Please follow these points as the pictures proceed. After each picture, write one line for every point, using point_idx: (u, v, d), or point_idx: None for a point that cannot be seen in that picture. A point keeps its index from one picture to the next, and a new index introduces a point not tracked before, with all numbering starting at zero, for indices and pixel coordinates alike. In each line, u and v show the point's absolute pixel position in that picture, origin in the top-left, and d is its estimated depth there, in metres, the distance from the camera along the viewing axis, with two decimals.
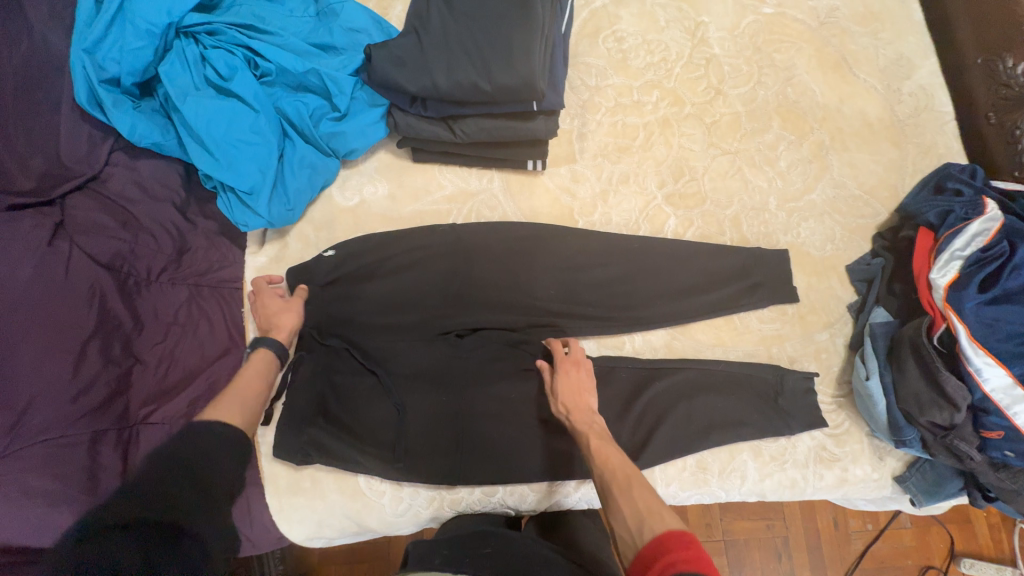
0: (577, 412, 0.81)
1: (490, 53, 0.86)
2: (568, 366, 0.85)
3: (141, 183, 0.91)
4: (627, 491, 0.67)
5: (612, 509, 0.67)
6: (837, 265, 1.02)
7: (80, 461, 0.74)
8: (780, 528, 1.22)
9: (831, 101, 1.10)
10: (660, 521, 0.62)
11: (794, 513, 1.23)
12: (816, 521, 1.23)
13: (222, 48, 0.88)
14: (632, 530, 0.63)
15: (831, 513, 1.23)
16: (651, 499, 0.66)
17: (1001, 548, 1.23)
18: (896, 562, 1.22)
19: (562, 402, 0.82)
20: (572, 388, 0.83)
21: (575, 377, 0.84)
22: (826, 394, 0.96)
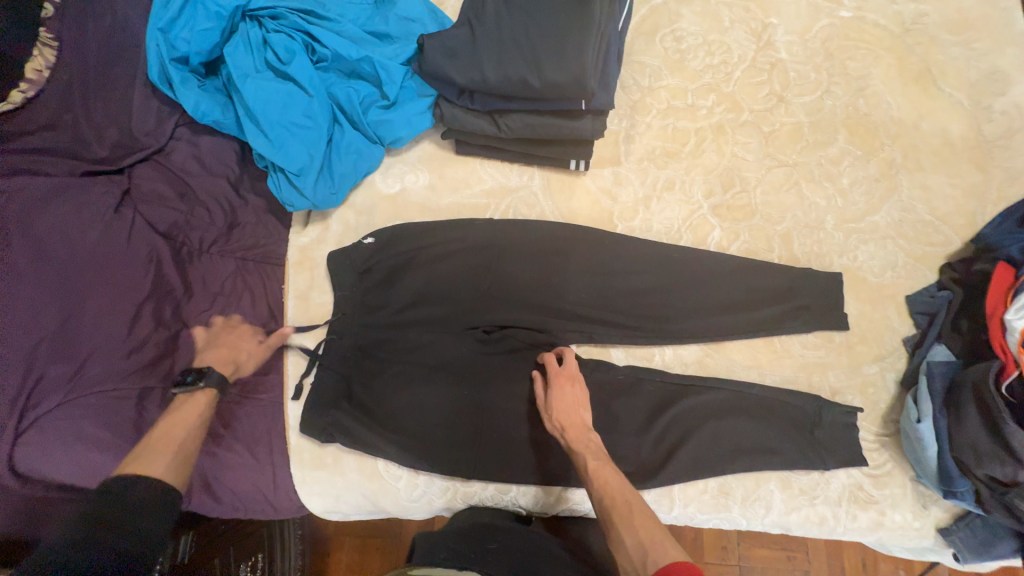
0: (572, 429, 0.79)
1: (543, 49, 0.84)
2: (562, 382, 0.83)
3: (201, 158, 0.95)
4: (628, 520, 0.68)
5: (616, 542, 0.67)
6: (895, 295, 0.95)
7: (128, 414, 0.80)
8: (802, 562, 1.16)
9: (909, 116, 1.01)
10: (662, 552, 0.63)
11: (819, 549, 1.16)
12: (842, 560, 1.16)
13: (283, 32, 0.91)
14: (634, 563, 0.64)
15: (859, 554, 1.16)
16: (654, 530, 0.66)
17: None
18: None
19: (556, 420, 0.80)
20: (566, 406, 0.81)
21: (570, 394, 0.82)
22: (870, 431, 0.90)
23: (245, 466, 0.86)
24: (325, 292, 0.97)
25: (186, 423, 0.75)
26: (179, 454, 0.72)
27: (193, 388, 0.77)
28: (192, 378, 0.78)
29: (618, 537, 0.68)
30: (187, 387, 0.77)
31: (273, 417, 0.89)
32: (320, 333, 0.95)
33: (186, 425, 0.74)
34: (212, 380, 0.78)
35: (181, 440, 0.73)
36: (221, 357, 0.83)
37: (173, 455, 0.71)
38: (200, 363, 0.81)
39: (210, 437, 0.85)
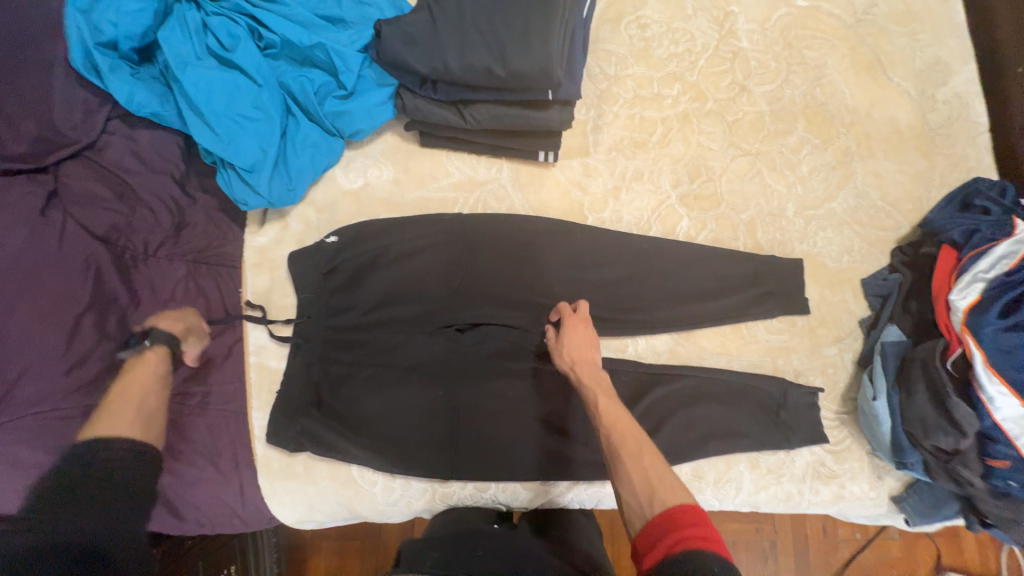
0: (582, 364, 0.79)
1: (507, 36, 0.81)
2: (576, 323, 0.83)
3: (140, 153, 0.88)
4: (638, 458, 0.66)
5: (622, 479, 0.66)
6: (852, 279, 0.99)
7: (71, 436, 0.73)
8: (769, 532, 1.22)
9: (862, 105, 1.05)
10: (671, 494, 0.62)
11: (784, 518, 1.23)
12: (805, 527, 1.23)
13: (224, 15, 0.84)
14: (641, 502, 0.63)
15: (820, 520, 1.23)
16: (663, 470, 0.65)
17: (987, 565, 1.22)
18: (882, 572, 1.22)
19: (568, 355, 0.80)
20: (578, 342, 0.81)
21: (583, 331, 0.82)
22: (830, 409, 0.94)
23: (209, 481, 0.82)
24: (287, 295, 0.92)
25: (138, 389, 0.71)
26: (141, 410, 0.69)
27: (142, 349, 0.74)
28: (137, 340, 0.75)
29: (625, 473, 0.66)
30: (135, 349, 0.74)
31: (236, 428, 0.84)
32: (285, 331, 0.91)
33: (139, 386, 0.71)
34: (160, 339, 0.75)
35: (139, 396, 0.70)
36: (169, 318, 0.78)
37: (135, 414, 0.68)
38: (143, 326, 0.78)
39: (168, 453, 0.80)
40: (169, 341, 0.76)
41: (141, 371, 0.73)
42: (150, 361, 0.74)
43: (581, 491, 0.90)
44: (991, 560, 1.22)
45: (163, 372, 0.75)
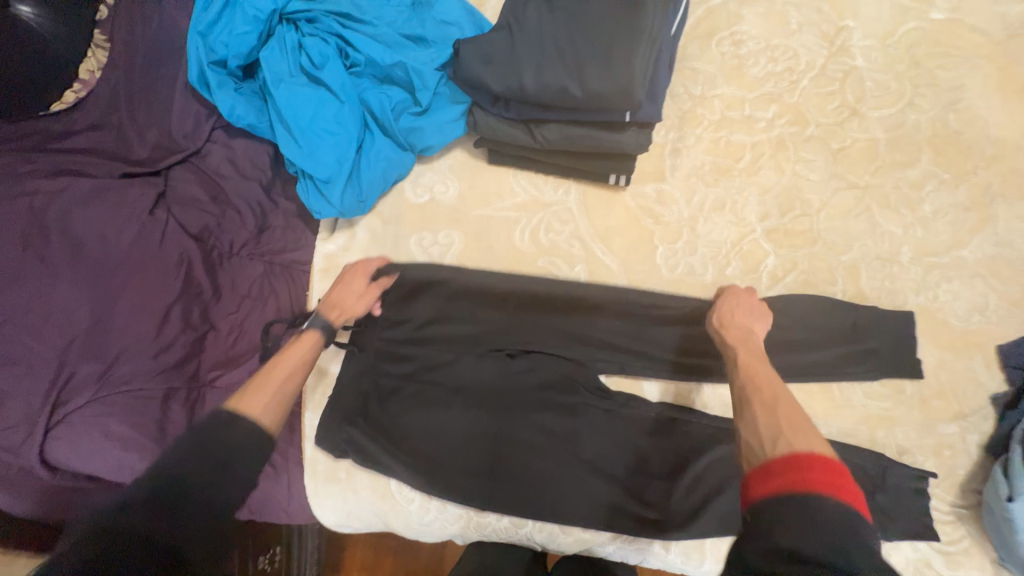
0: (731, 327, 0.77)
1: (587, 56, 0.78)
2: (738, 295, 0.81)
3: (234, 160, 0.95)
4: (772, 407, 0.64)
5: (747, 420, 0.64)
6: (984, 343, 0.82)
7: (152, 415, 0.80)
8: None
9: (1010, 136, 0.88)
10: (801, 440, 0.58)
11: None
12: None
13: (318, 36, 0.88)
14: (761, 442, 0.61)
15: None
16: (799, 422, 0.61)
17: None
18: None
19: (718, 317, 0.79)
20: (737, 309, 0.79)
21: (745, 301, 0.80)
22: (943, 501, 0.77)
23: None
24: None
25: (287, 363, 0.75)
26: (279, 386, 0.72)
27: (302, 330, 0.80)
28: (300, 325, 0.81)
29: (751, 416, 0.65)
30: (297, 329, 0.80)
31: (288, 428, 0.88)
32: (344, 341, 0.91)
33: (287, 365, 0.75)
34: (319, 323, 0.80)
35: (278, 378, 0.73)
36: (330, 302, 0.83)
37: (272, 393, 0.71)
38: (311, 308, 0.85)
39: None
40: (324, 326, 0.80)
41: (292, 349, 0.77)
42: (304, 340, 0.78)
43: (626, 546, 0.82)
44: None
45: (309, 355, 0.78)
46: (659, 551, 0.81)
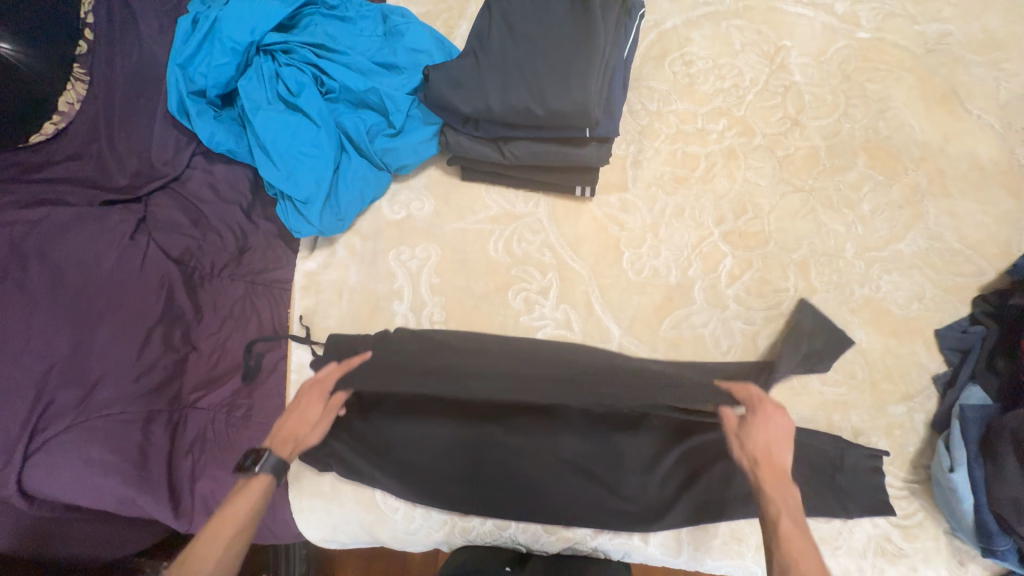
0: (766, 463, 0.74)
1: (547, 79, 0.84)
2: (769, 412, 0.79)
3: (215, 185, 0.98)
4: None
5: None
6: (924, 329, 0.88)
7: (134, 438, 0.82)
8: None
9: (934, 140, 0.97)
10: None
11: None
12: None
13: (294, 65, 0.92)
14: None
15: None
16: None
17: None
18: None
19: (752, 453, 0.76)
20: (768, 440, 0.76)
21: (775, 422, 0.78)
22: (897, 478, 0.82)
23: None
24: (329, 318, 0.96)
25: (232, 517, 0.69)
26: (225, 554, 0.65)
27: (248, 474, 0.73)
28: (249, 463, 0.74)
29: None
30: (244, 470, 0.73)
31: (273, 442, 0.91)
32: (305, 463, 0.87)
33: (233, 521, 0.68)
34: (269, 466, 0.74)
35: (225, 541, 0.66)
36: (286, 434, 0.79)
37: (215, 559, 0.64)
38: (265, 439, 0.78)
39: (213, 460, 0.88)
40: (275, 468, 0.75)
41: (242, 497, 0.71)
42: (254, 487, 0.73)
43: (608, 541, 0.85)
44: None
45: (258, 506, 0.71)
46: (640, 543, 0.84)
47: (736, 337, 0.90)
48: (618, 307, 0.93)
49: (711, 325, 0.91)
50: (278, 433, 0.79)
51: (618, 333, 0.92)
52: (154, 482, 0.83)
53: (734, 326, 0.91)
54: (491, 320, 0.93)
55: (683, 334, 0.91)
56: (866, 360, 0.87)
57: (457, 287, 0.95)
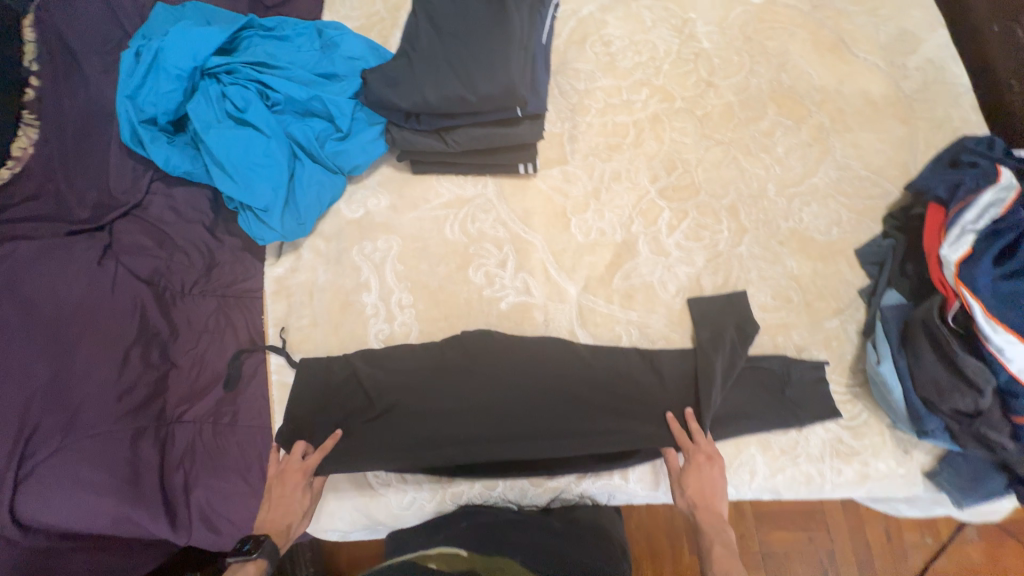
0: (703, 508, 0.81)
1: (474, 67, 0.92)
2: (701, 462, 0.83)
3: (176, 208, 1.02)
4: None
5: None
6: (845, 250, 0.98)
7: (123, 454, 0.85)
8: (822, 539, 1.62)
9: (830, 83, 1.09)
10: None
11: (836, 526, 1.63)
12: (867, 534, 1.62)
13: (238, 83, 0.96)
14: None
15: (883, 528, 1.63)
16: None
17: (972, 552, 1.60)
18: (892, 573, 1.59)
19: (687, 498, 0.82)
20: (705, 489, 0.82)
21: (710, 475, 0.83)
22: (840, 383, 0.90)
23: (238, 493, 0.91)
24: (301, 320, 0.99)
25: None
26: None
27: (246, 560, 0.74)
28: (248, 547, 0.75)
29: None
30: (242, 557, 0.75)
31: (262, 442, 0.95)
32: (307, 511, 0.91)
33: None
34: (267, 551, 0.75)
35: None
36: (276, 516, 0.81)
37: None
38: (259, 529, 0.80)
39: (206, 469, 0.91)
40: (271, 554, 0.76)
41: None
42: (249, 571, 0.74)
43: (592, 485, 0.91)
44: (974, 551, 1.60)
45: None
46: (620, 482, 0.90)
47: (682, 280, 0.98)
48: (572, 269, 1.00)
49: (658, 273, 0.99)
50: (266, 519, 0.81)
51: (575, 293, 0.99)
52: (147, 497, 0.85)
53: (679, 271, 0.99)
54: (456, 298, 0.99)
55: (634, 285, 0.99)
56: (799, 284, 0.96)
57: (421, 271, 1.01)
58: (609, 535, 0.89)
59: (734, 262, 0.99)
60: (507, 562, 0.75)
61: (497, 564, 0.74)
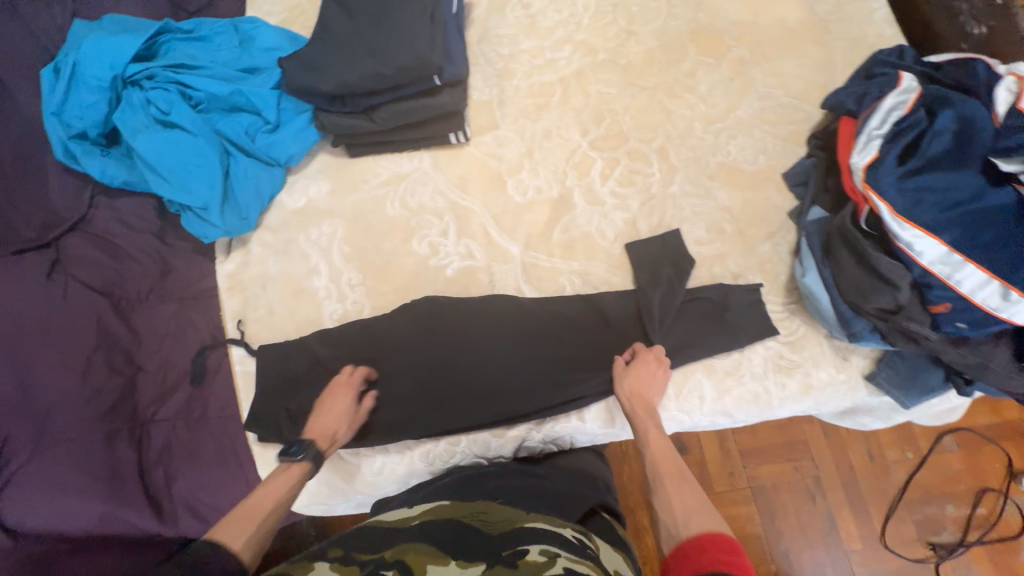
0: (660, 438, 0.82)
1: (385, 42, 0.94)
2: (647, 359, 0.89)
3: (124, 219, 1.04)
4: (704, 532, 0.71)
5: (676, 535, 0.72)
6: (773, 176, 1.01)
7: (98, 455, 0.88)
8: (808, 469, 1.67)
9: (746, 17, 1.11)
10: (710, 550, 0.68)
11: (821, 455, 1.68)
12: (851, 458, 1.67)
13: (159, 87, 0.97)
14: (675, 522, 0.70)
15: (864, 449, 1.68)
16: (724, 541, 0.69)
17: (952, 462, 1.66)
18: (877, 491, 1.65)
19: (626, 387, 0.86)
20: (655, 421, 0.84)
21: (650, 372, 0.87)
22: (776, 302, 0.93)
23: (219, 482, 0.95)
24: (257, 311, 1.02)
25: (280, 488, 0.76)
26: (270, 517, 0.72)
27: (292, 459, 0.80)
28: (295, 449, 0.80)
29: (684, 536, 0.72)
30: (289, 456, 0.80)
31: (236, 431, 0.98)
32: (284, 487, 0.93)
33: (276, 496, 0.75)
34: (311, 455, 0.80)
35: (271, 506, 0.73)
36: (322, 428, 0.85)
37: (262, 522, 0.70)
38: (306, 433, 0.84)
39: (183, 464, 0.94)
40: (315, 457, 0.81)
41: (284, 478, 0.78)
42: (293, 472, 0.79)
43: (552, 430, 0.94)
44: (954, 460, 1.66)
45: (296, 491, 0.78)
46: (578, 423, 0.94)
47: (619, 226, 1.01)
48: (513, 229, 1.03)
49: (595, 223, 1.02)
50: (311, 428, 0.85)
51: (517, 251, 1.01)
52: (128, 493, 0.89)
53: (615, 218, 1.02)
54: (403, 271, 1.02)
55: (573, 236, 1.01)
56: (731, 215, 0.99)
57: (367, 250, 1.03)
58: (587, 472, 0.92)
59: (668, 202, 1.02)
60: (490, 505, 0.79)
61: (479, 507, 0.78)
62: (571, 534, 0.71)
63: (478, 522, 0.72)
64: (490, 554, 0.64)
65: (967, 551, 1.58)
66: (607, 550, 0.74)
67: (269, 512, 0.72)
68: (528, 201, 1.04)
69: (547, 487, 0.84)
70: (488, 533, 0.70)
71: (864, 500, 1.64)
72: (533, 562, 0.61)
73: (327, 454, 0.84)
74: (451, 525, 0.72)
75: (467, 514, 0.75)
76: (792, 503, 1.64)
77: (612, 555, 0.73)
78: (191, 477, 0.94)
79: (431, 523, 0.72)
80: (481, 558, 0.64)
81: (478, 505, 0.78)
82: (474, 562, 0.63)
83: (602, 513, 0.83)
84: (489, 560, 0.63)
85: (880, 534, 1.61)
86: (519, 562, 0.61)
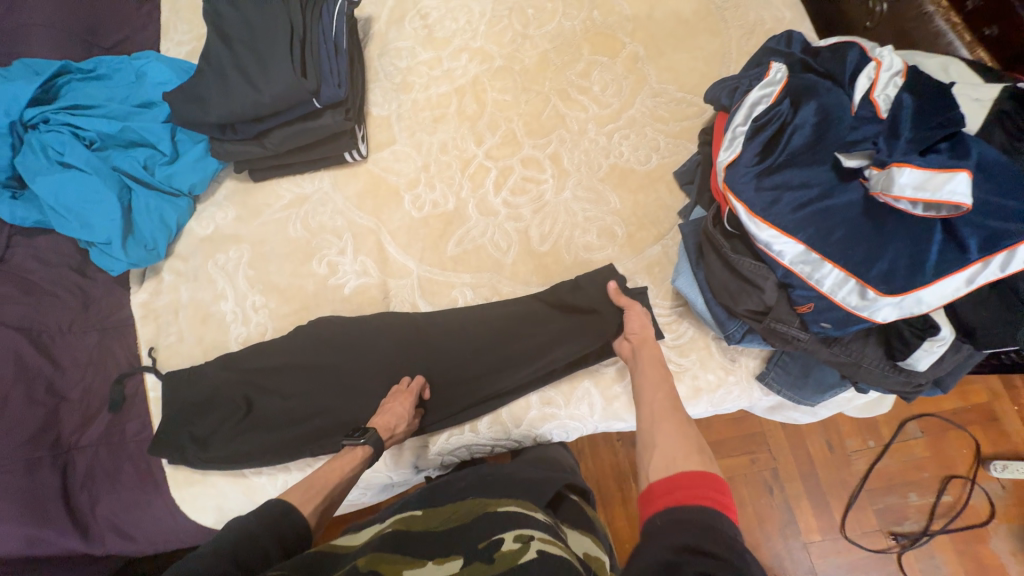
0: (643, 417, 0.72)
1: (261, 70, 0.96)
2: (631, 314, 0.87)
3: (39, 255, 1.07)
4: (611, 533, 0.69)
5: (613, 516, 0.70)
6: (664, 175, 1.00)
7: (21, 484, 0.90)
8: (766, 461, 1.49)
9: (641, 11, 1.09)
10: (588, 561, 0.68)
11: (779, 446, 1.50)
12: (810, 448, 1.50)
13: (54, 129, 1.01)
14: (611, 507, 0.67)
15: (823, 439, 1.50)
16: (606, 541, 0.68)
17: (915, 450, 1.48)
18: (838, 485, 1.47)
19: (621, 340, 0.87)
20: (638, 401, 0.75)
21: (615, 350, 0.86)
22: (664, 305, 0.93)
23: (141, 504, 0.98)
24: (171, 337, 1.06)
25: (344, 465, 0.83)
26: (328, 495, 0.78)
27: (355, 442, 0.85)
28: (357, 434, 0.86)
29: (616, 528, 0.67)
30: (353, 440, 0.85)
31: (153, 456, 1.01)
32: (195, 505, 0.98)
33: (341, 476, 0.80)
34: (372, 440, 0.84)
35: (334, 483, 0.79)
36: (383, 422, 0.88)
37: (318, 497, 0.76)
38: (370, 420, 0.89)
39: (106, 486, 0.97)
40: (377, 442, 0.85)
41: (338, 462, 0.83)
42: (358, 454, 0.84)
43: (448, 443, 0.96)
44: (917, 447, 1.48)
45: (359, 469, 0.83)
46: (472, 435, 0.95)
47: (512, 236, 1.01)
48: (408, 244, 1.04)
49: (488, 234, 1.02)
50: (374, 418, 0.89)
51: (413, 266, 1.03)
52: (54, 518, 0.91)
53: (507, 228, 1.01)
54: (304, 291, 1.04)
55: (467, 249, 1.02)
56: (622, 217, 0.99)
57: (270, 273, 1.06)
58: (553, 459, 0.92)
59: (560, 208, 1.01)
60: (461, 503, 0.77)
61: (453, 509, 0.75)
62: (544, 516, 0.72)
63: (454, 524, 0.71)
64: (468, 548, 0.64)
65: (932, 541, 1.41)
66: (575, 533, 0.76)
67: (326, 487, 0.78)
68: (424, 216, 1.05)
69: (518, 475, 0.83)
70: (466, 524, 0.70)
71: (828, 498, 1.46)
72: (508, 551, 0.60)
73: (387, 443, 0.87)
74: (427, 532, 0.70)
75: (444, 518, 0.73)
76: (751, 498, 1.47)
77: (584, 538, 0.75)
78: (116, 497, 0.97)
79: (406, 532, 0.69)
80: (459, 553, 0.64)
81: (450, 506, 0.77)
82: (452, 557, 0.63)
83: (569, 496, 0.85)
84: (467, 555, 0.63)
85: (840, 526, 1.43)
86: (495, 554, 0.61)
